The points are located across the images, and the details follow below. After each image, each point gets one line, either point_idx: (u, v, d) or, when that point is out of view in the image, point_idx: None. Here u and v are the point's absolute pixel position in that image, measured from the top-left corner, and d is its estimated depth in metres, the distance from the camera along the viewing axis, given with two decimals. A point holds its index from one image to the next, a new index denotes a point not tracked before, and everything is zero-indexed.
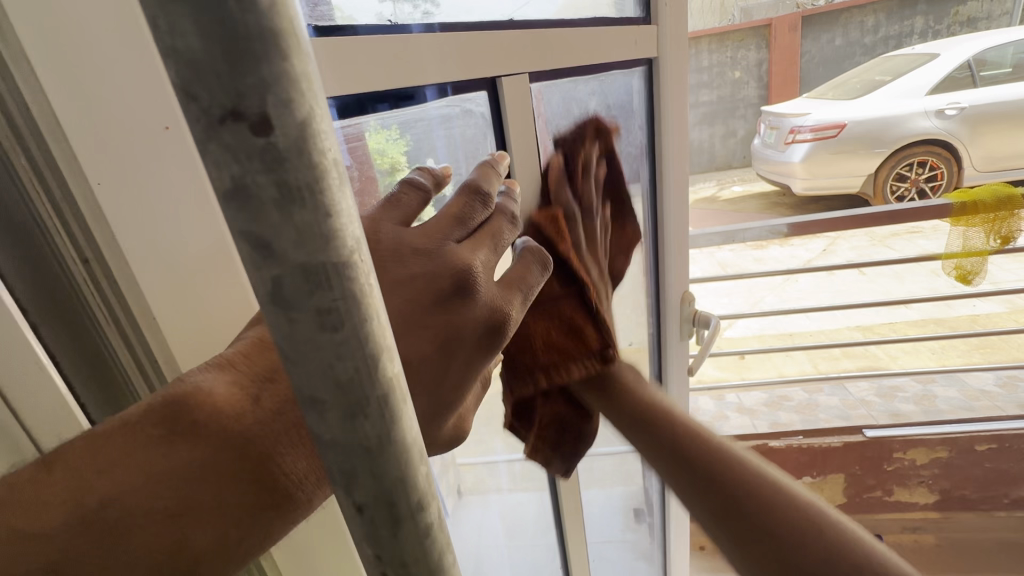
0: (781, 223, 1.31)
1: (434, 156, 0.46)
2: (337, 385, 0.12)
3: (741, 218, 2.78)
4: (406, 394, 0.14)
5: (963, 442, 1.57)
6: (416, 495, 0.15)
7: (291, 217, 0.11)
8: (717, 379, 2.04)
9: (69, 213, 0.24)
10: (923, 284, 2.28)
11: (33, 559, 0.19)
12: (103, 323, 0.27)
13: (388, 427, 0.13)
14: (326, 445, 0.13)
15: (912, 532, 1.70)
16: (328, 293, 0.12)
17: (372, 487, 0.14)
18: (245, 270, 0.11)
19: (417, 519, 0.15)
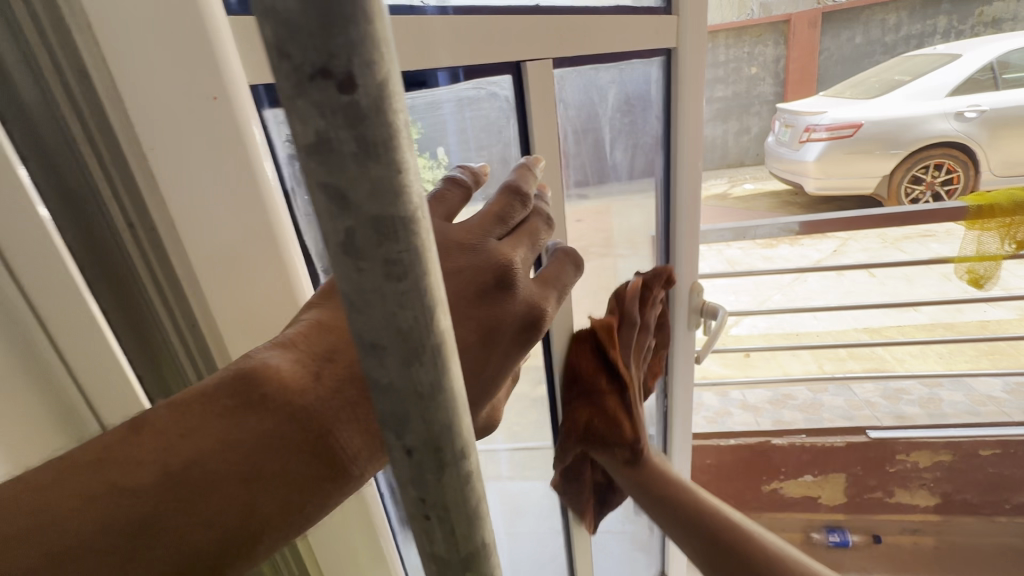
0: (794, 221, 1.31)
1: (445, 144, 0.46)
2: (399, 334, 0.13)
3: (752, 215, 2.76)
4: (455, 348, 0.15)
5: (968, 446, 1.58)
6: (460, 443, 0.16)
7: (367, 170, 0.12)
8: (722, 376, 2.05)
9: (121, 178, 0.26)
10: (934, 289, 2.28)
11: (126, 511, 0.21)
12: (150, 286, 0.28)
13: (439, 376, 0.14)
14: (380, 391, 0.15)
15: (911, 533, 1.72)
16: (394, 241, 0.13)
17: (426, 432, 0.15)
18: (320, 220, 0.12)
19: (459, 466, 0.16)
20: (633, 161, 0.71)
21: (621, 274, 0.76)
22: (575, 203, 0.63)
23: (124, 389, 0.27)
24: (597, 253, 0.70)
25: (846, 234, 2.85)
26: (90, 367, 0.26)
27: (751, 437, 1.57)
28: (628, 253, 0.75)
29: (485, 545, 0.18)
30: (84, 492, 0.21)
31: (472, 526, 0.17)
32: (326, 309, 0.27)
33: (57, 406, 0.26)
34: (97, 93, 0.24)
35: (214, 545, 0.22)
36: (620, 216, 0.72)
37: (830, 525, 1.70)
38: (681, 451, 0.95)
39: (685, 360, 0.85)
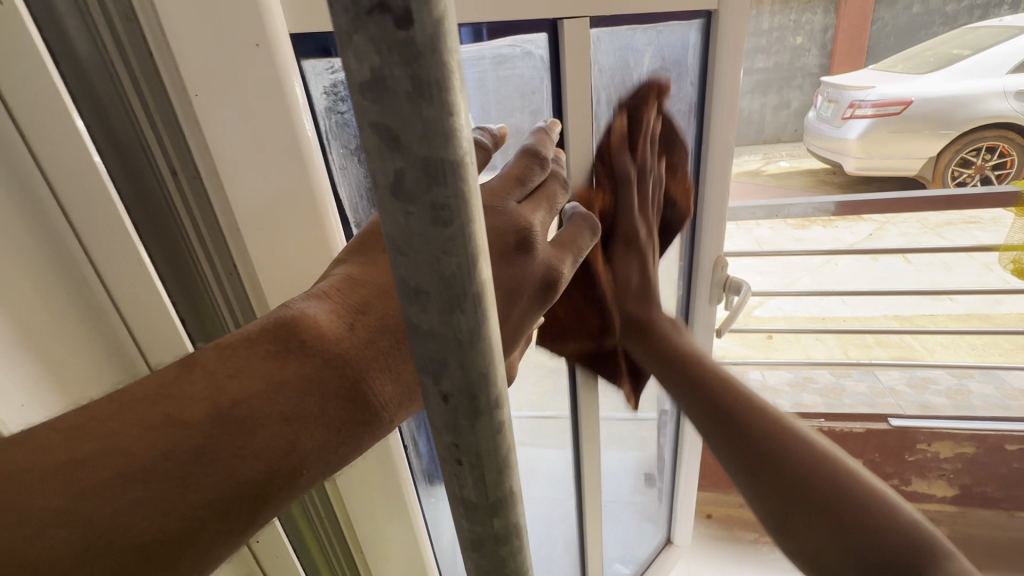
0: (830, 202, 1.27)
1: (473, 111, 0.46)
2: (443, 279, 0.14)
3: (785, 194, 2.68)
4: (494, 301, 0.15)
5: (993, 439, 1.58)
6: (493, 392, 0.16)
7: (420, 112, 0.12)
8: (741, 356, 2.05)
9: (164, 125, 0.26)
10: (972, 278, 2.20)
11: (183, 440, 0.23)
12: (191, 234, 0.29)
13: (479, 324, 0.15)
14: (418, 341, 0.15)
15: (924, 522, 1.72)
16: (445, 187, 0.13)
17: (461, 382, 0.15)
18: (372, 161, 0.12)
19: (492, 415, 0.16)
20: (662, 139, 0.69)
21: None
22: None
23: (171, 335, 0.28)
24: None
25: (884, 217, 2.75)
26: (141, 313, 0.27)
27: None
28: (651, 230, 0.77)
29: (516, 496, 0.19)
30: (144, 422, 0.22)
31: (499, 474, 0.18)
32: (355, 259, 0.28)
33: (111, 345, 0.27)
34: (145, 37, 0.24)
35: (260, 477, 0.23)
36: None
37: None
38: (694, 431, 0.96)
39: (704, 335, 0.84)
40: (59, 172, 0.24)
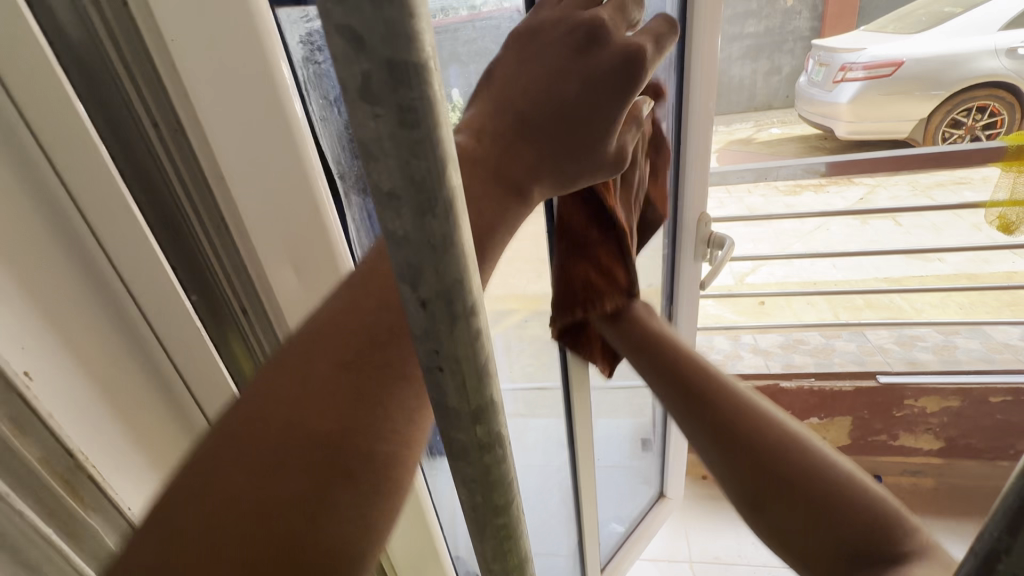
0: (820, 163, 1.30)
1: (456, 88, 0.59)
2: (416, 190, 0.15)
3: (777, 159, 2.69)
4: (464, 207, 0.16)
5: (977, 393, 1.71)
6: (468, 297, 0.17)
7: (381, 12, 0.12)
8: (735, 322, 2.11)
9: (170, 138, 0.31)
10: (961, 238, 2.24)
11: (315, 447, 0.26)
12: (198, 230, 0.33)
13: (450, 228, 0.16)
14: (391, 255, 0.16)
15: (911, 475, 1.87)
16: (416, 87, 0.13)
17: (435, 297, 0.17)
18: (338, 65, 0.13)
19: (469, 321, 0.17)
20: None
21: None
22: None
23: (183, 320, 0.33)
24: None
25: (875, 180, 2.77)
26: (161, 305, 0.32)
27: (760, 380, 1.76)
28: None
29: (499, 410, 0.20)
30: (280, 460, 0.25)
31: (479, 381, 0.19)
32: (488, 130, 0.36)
33: (136, 335, 0.32)
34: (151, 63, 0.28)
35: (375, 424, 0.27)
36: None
37: None
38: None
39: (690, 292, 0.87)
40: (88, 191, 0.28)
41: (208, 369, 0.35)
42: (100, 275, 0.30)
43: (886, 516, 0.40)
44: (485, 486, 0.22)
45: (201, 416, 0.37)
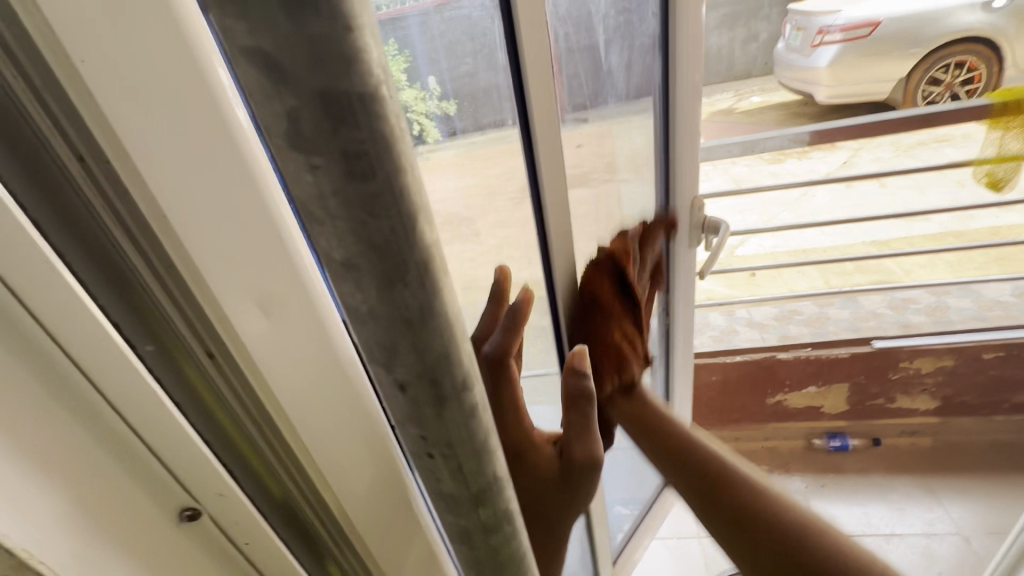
0: (804, 131, 1.34)
1: (435, 74, 0.57)
2: (378, 266, 0.16)
3: (759, 129, 2.67)
4: (442, 281, 0.17)
5: (971, 350, 1.74)
6: (455, 376, 0.18)
7: (333, 118, 0.14)
8: (727, 296, 2.11)
9: (113, 194, 0.24)
10: (946, 196, 2.26)
11: None
12: (165, 304, 0.27)
13: (427, 304, 0.16)
14: (367, 332, 0.17)
15: (909, 435, 1.90)
16: (380, 147, 0.14)
17: (410, 375, 0.18)
18: (306, 171, 0.15)
19: (457, 401, 0.18)
20: (629, 82, 0.83)
21: (624, 199, 0.90)
22: (574, 126, 0.71)
23: (140, 397, 0.26)
24: (598, 179, 0.81)
25: (857, 143, 2.76)
26: (114, 383, 0.25)
27: (757, 353, 1.80)
28: (628, 178, 0.89)
29: (502, 482, 0.21)
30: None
31: (475, 461, 0.19)
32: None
33: (89, 421, 0.26)
34: (69, 101, 0.22)
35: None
36: (621, 136, 0.85)
37: (832, 431, 1.90)
38: (683, 356, 1.11)
39: (686, 273, 0.99)
40: (42, 302, 0.23)
41: (183, 449, 0.29)
42: (82, 401, 0.25)
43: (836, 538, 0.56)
44: (495, 562, 0.22)
45: (182, 501, 0.30)
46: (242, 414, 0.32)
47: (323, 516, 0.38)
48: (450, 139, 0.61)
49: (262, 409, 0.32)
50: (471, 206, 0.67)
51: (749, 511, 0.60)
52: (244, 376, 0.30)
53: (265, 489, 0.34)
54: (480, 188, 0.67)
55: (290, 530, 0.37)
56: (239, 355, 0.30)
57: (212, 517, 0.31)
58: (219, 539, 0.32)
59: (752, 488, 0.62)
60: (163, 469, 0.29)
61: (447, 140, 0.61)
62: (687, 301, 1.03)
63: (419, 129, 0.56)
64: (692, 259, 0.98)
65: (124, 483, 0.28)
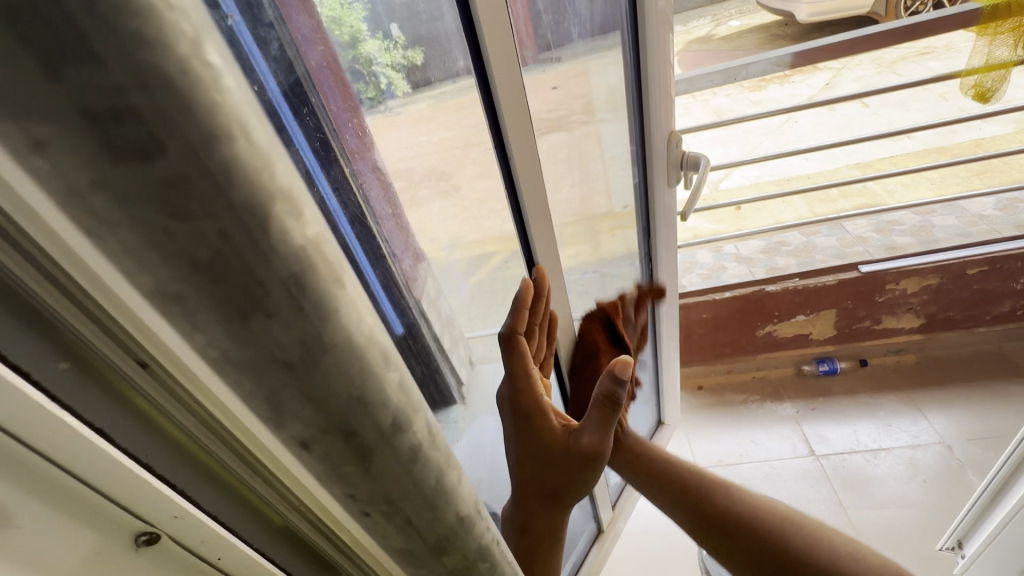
0: (785, 53, 1.27)
1: (396, 22, 0.50)
2: (223, 305, 0.17)
3: (738, 54, 2.54)
4: (334, 333, 0.18)
5: (955, 267, 1.75)
6: (370, 432, 0.21)
7: (126, 146, 0.14)
8: (712, 233, 2.08)
9: None
10: (929, 111, 2.22)
11: (551, 545, 0.73)
12: (71, 316, 0.23)
13: (313, 350, 0.18)
14: (239, 381, 0.19)
15: (895, 353, 1.94)
16: (198, 165, 0.15)
17: (308, 430, 0.20)
18: (124, 218, 0.15)
19: (377, 453, 0.21)
20: (593, 12, 0.76)
21: (604, 140, 0.86)
22: (542, 69, 0.65)
23: (53, 428, 0.24)
24: (573, 122, 0.75)
25: (838, 63, 2.66)
26: (14, 417, 0.22)
27: (745, 287, 1.80)
28: (607, 118, 0.83)
29: (456, 525, 0.26)
30: (549, 544, 0.73)
31: (405, 495, 0.23)
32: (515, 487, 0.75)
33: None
34: None
35: (549, 535, 0.73)
36: (596, 73, 0.79)
37: (820, 356, 1.93)
38: (668, 299, 1.09)
39: (666, 216, 0.95)
40: None
41: (117, 472, 0.26)
42: None
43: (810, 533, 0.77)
44: None
45: (135, 528, 0.28)
46: (188, 423, 0.28)
47: (307, 519, 0.35)
48: (418, 94, 0.55)
49: (213, 419, 0.28)
50: (444, 158, 0.61)
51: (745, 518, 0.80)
52: (178, 384, 0.27)
53: (234, 497, 0.32)
54: (455, 141, 0.60)
55: (273, 538, 0.35)
56: (169, 363, 0.26)
57: (170, 537, 0.29)
58: (184, 556, 0.30)
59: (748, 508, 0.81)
60: (104, 499, 0.26)
61: (414, 95, 0.55)
62: (668, 245, 1.00)
63: (385, 84, 0.52)
64: (672, 197, 0.93)
65: (55, 520, 0.25)
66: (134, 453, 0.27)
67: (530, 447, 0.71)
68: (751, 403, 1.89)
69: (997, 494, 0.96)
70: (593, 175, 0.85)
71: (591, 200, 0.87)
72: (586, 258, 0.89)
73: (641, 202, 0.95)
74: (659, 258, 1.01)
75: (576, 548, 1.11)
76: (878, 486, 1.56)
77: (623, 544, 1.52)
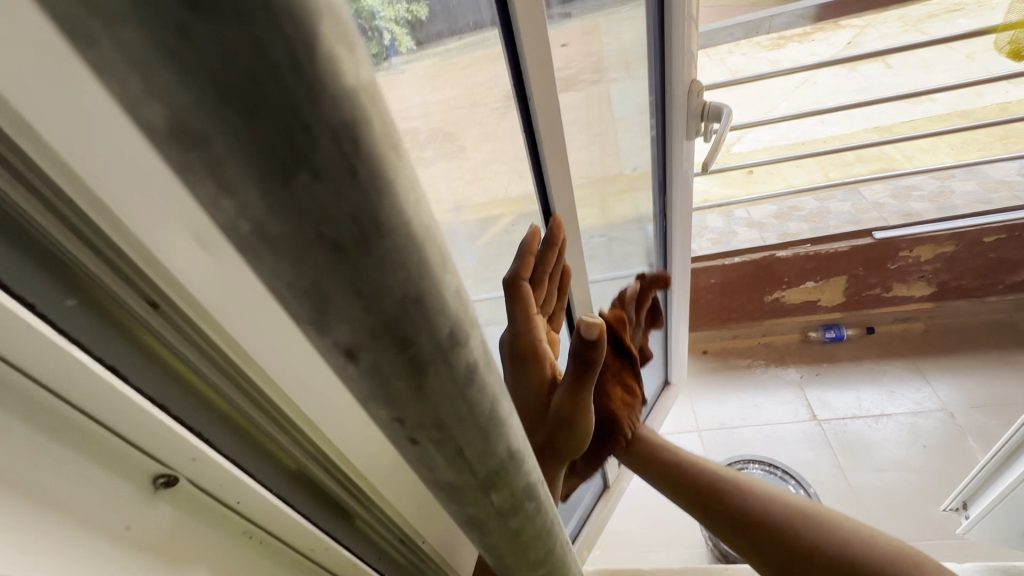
0: (809, 8, 1.20)
1: None
2: (248, 146, 0.11)
3: (757, 8, 2.41)
4: (401, 202, 0.14)
5: (972, 235, 1.71)
6: (429, 342, 0.16)
7: None
8: (723, 197, 2.03)
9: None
10: (955, 72, 2.12)
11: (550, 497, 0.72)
12: (80, 251, 0.23)
13: (377, 217, 0.13)
14: (273, 268, 0.14)
15: (903, 321, 1.92)
16: None
17: (356, 334, 0.15)
18: None
19: (439, 369, 0.17)
20: None
21: (615, 101, 0.82)
22: (557, 24, 0.61)
23: (63, 364, 0.22)
24: (585, 81, 0.71)
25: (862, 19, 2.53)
26: (21, 351, 0.21)
27: (755, 252, 1.77)
28: (620, 77, 0.80)
29: (507, 459, 0.21)
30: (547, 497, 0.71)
31: (476, 426, 0.19)
32: None
33: (10, 398, 0.22)
34: None
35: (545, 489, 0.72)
36: (608, 31, 0.74)
37: (827, 323, 1.92)
38: (680, 262, 1.07)
39: (683, 174, 0.92)
40: None
41: (135, 413, 0.25)
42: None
43: (833, 528, 0.66)
44: (522, 546, 0.25)
45: (153, 469, 0.27)
46: (200, 365, 0.28)
47: (319, 462, 0.36)
48: (422, 51, 0.52)
49: (226, 358, 0.28)
50: (450, 117, 0.58)
51: (760, 513, 0.70)
52: (193, 324, 0.26)
53: (251, 443, 0.32)
54: (459, 100, 0.58)
55: (293, 485, 0.35)
56: (183, 300, 0.26)
57: (191, 480, 0.29)
58: (203, 500, 0.30)
59: (761, 496, 0.71)
60: (123, 442, 0.26)
61: (415, 53, 0.51)
62: (684, 206, 0.97)
63: (389, 38, 0.47)
64: (691, 150, 0.90)
65: (75, 462, 0.24)
66: (151, 394, 0.26)
67: (522, 394, 0.71)
68: (755, 368, 1.90)
69: (1012, 454, 0.94)
70: (606, 135, 0.82)
71: (604, 162, 0.83)
72: (597, 222, 0.86)
73: (658, 155, 0.93)
74: (673, 217, 0.99)
75: (581, 502, 1.13)
76: (876, 450, 1.58)
77: (624, 502, 1.56)
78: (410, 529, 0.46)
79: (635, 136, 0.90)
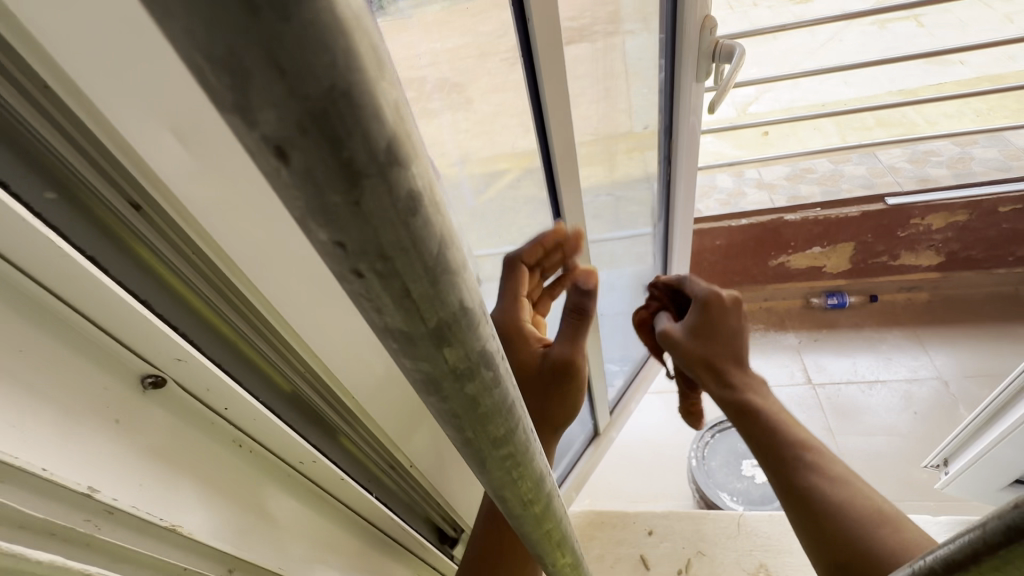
0: None
1: None
2: None
3: None
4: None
5: (986, 204, 1.68)
6: (378, 142, 0.12)
7: None
8: (735, 157, 1.97)
9: None
10: (989, 33, 2.01)
11: None
12: (60, 144, 0.23)
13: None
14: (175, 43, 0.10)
15: (907, 290, 1.91)
16: None
17: (284, 124, 0.11)
18: None
19: (380, 174, 0.13)
20: None
21: (628, 53, 0.79)
22: None
23: (47, 254, 0.22)
24: (598, 33, 0.68)
25: None
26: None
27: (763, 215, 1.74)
28: (635, 29, 0.76)
29: (462, 312, 0.17)
30: None
31: (435, 277, 0.16)
32: None
33: None
34: None
35: None
36: None
37: (830, 290, 1.91)
38: (684, 213, 1.06)
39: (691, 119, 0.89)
40: None
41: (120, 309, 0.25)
42: None
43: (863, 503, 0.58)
44: (488, 427, 0.21)
45: (139, 368, 0.28)
46: (185, 269, 0.28)
47: (307, 375, 0.37)
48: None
49: (210, 265, 0.29)
50: (458, 69, 0.56)
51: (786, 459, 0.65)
52: (176, 227, 0.27)
53: (237, 354, 0.33)
54: (468, 49, 0.55)
55: (281, 401, 0.36)
56: (165, 201, 0.26)
57: (178, 383, 0.29)
58: (190, 403, 0.31)
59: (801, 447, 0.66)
60: (111, 339, 0.26)
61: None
62: (692, 154, 0.95)
63: None
64: (700, 92, 0.87)
65: (63, 354, 0.25)
66: (134, 291, 0.26)
67: None
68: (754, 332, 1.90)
69: (993, 416, 0.96)
70: (617, 90, 0.79)
71: (613, 117, 0.81)
72: (602, 179, 0.84)
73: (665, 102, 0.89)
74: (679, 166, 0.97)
75: (572, 448, 1.17)
76: (867, 414, 1.61)
77: (615, 454, 1.60)
78: (399, 452, 0.48)
79: (642, 85, 0.85)
